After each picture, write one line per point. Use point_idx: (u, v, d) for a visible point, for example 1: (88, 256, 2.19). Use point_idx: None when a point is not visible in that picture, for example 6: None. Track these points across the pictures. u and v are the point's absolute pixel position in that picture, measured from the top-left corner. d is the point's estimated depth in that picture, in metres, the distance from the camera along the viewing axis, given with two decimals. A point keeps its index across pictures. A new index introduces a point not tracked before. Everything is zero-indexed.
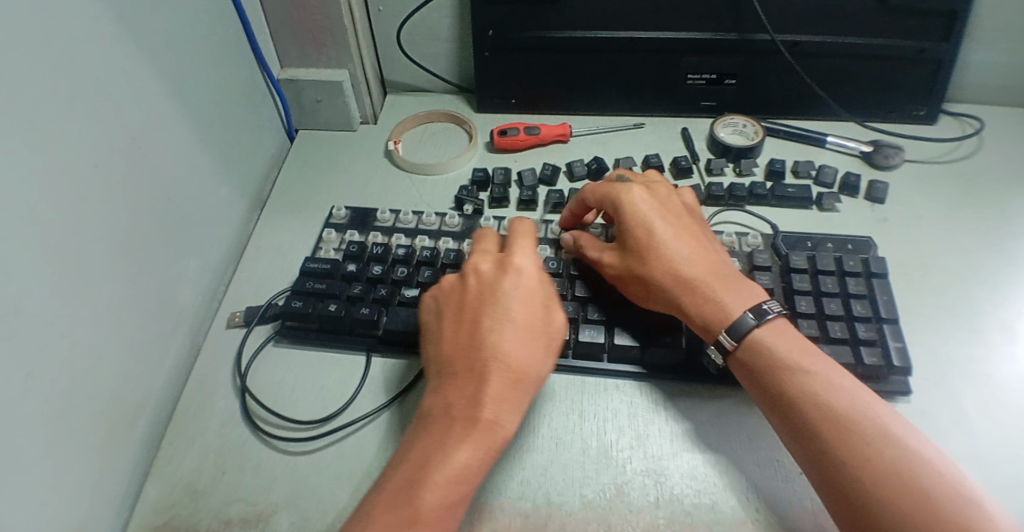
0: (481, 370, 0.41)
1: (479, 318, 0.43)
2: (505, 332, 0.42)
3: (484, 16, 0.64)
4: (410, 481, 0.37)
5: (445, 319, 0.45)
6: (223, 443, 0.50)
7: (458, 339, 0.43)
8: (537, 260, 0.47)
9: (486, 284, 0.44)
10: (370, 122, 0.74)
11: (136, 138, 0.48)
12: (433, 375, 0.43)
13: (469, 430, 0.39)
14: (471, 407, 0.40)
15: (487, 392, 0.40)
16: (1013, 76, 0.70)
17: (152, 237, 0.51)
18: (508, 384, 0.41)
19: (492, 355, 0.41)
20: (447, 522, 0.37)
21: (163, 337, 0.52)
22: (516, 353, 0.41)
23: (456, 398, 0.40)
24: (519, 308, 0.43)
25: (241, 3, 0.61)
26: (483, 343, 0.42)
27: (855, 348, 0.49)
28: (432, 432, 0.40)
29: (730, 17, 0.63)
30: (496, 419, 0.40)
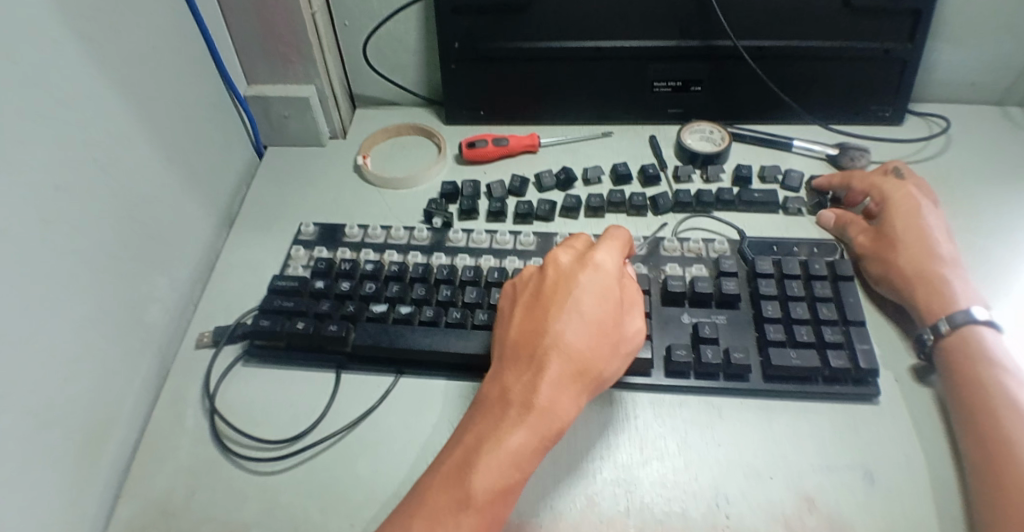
0: (544, 358, 0.40)
1: (550, 308, 0.42)
2: (570, 324, 0.41)
3: (449, 28, 0.65)
4: (464, 461, 0.37)
5: (518, 304, 0.44)
6: (195, 463, 0.49)
7: (526, 325, 0.42)
8: (618, 257, 0.45)
9: (563, 273, 0.43)
10: (340, 136, 0.75)
11: (99, 159, 0.48)
12: (496, 358, 0.43)
13: (525, 416, 0.38)
14: (527, 393, 0.39)
15: (546, 381, 0.39)
16: (977, 74, 0.71)
17: (119, 257, 0.50)
18: (569, 375, 0.40)
19: (554, 344, 0.40)
20: (498, 507, 0.37)
21: (130, 358, 0.51)
22: (580, 346, 0.40)
23: (514, 382, 0.40)
24: (593, 302, 0.42)
25: (204, 20, 0.61)
26: (547, 333, 0.41)
27: (821, 351, 0.49)
28: (487, 416, 0.39)
29: (694, 24, 0.63)
30: (553, 411, 0.39)
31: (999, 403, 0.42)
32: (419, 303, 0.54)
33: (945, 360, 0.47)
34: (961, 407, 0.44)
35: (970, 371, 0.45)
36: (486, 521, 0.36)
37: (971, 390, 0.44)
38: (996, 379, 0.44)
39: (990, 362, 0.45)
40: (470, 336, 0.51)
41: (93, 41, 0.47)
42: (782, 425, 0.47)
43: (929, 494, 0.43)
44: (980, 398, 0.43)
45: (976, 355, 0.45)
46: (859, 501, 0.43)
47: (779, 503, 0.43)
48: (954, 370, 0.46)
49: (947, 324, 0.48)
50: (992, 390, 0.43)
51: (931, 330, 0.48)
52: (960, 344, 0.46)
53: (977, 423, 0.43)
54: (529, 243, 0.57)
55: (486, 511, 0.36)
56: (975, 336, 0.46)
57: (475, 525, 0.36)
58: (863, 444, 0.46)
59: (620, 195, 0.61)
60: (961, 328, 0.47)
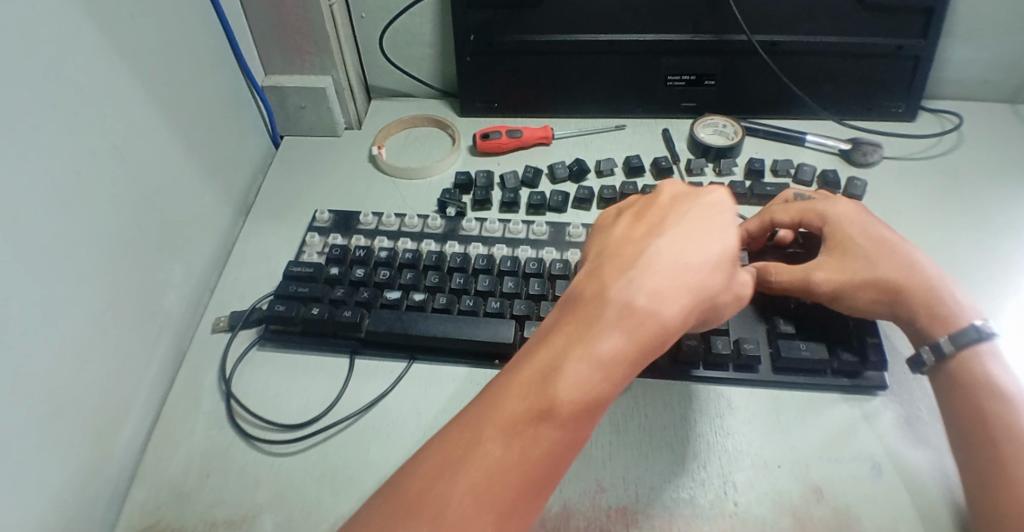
0: (650, 265, 0.36)
1: (647, 232, 0.38)
2: (665, 246, 0.37)
3: (464, 21, 0.65)
4: (530, 379, 0.34)
5: (621, 223, 0.41)
6: (209, 446, 0.50)
7: (630, 236, 0.39)
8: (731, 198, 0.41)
9: (675, 201, 0.41)
10: (355, 127, 0.75)
11: (119, 144, 0.49)
12: (588, 266, 0.39)
13: (623, 320, 0.34)
14: (628, 295, 0.35)
15: (651, 287, 0.35)
16: (993, 71, 0.71)
17: (137, 242, 0.52)
18: (677, 289, 0.35)
19: (664, 254, 0.36)
20: (579, 422, 0.33)
21: (147, 340, 0.53)
22: (676, 265, 0.36)
23: (613, 283, 0.36)
24: (694, 229, 0.38)
25: (223, 11, 0.62)
26: (637, 254, 0.37)
27: (831, 344, 0.49)
28: (579, 312, 0.35)
29: (708, 18, 0.64)
30: (654, 320, 0.34)
31: (1002, 433, 0.39)
32: (432, 290, 0.54)
33: (946, 384, 0.44)
34: (963, 433, 0.42)
35: (971, 397, 0.42)
36: (567, 433, 0.33)
37: (973, 417, 0.41)
38: (999, 408, 0.41)
39: (992, 386, 0.42)
40: (482, 323, 0.51)
41: (113, 30, 0.48)
42: (791, 416, 0.48)
43: (934, 487, 0.43)
44: (981, 425, 0.41)
45: (978, 379, 0.42)
46: (867, 491, 0.43)
47: (786, 493, 0.43)
48: (953, 395, 0.43)
49: (949, 344, 0.44)
50: (996, 421, 0.40)
51: (931, 350, 0.45)
52: (961, 369, 0.43)
53: (976, 452, 0.40)
54: (541, 233, 0.58)
55: (568, 421, 0.33)
56: (976, 358, 0.43)
57: (555, 437, 0.32)
58: (871, 437, 0.46)
59: (632, 187, 0.61)
60: (964, 349, 0.44)
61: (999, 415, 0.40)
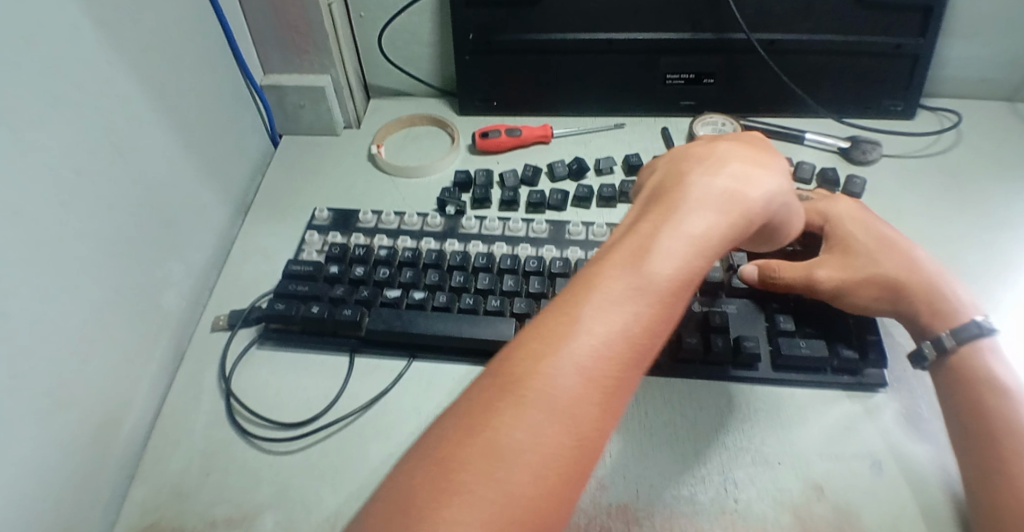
0: (727, 166, 0.36)
1: (711, 149, 0.39)
2: (736, 156, 0.38)
3: (463, 20, 0.65)
4: (625, 257, 0.32)
5: (677, 156, 0.41)
6: (209, 445, 0.50)
7: (699, 152, 0.39)
8: (770, 174, 0.38)
9: (729, 140, 0.41)
10: (354, 126, 0.75)
11: (118, 143, 0.49)
12: (657, 181, 0.38)
13: (713, 202, 0.34)
14: (715, 185, 0.35)
15: (735, 180, 0.35)
16: (991, 69, 0.71)
17: (136, 241, 0.51)
18: (754, 185, 0.36)
19: (737, 163, 0.37)
20: (677, 300, 0.31)
21: (147, 339, 0.53)
22: (731, 190, 0.35)
23: (695, 179, 0.35)
24: (754, 154, 0.39)
25: (222, 10, 0.62)
26: (656, 226, 0.33)
27: (832, 341, 0.49)
28: (665, 206, 0.34)
29: (707, 16, 0.64)
30: (745, 213, 0.34)
31: (1002, 428, 0.40)
32: (431, 289, 0.54)
33: (946, 379, 0.44)
34: (963, 428, 0.42)
35: (971, 390, 0.42)
36: (668, 305, 0.31)
37: (974, 411, 0.41)
38: (1001, 402, 0.41)
39: (992, 381, 0.42)
40: (482, 322, 0.51)
41: (111, 27, 0.48)
42: (792, 413, 0.48)
43: (935, 485, 0.43)
44: (981, 420, 0.41)
45: (979, 374, 0.43)
46: (868, 488, 0.43)
47: (787, 490, 0.43)
48: (953, 390, 0.43)
49: (951, 339, 0.44)
50: (997, 415, 0.40)
51: (933, 345, 0.45)
52: (962, 363, 0.44)
53: (977, 448, 0.40)
54: (541, 230, 0.58)
55: (669, 295, 0.31)
56: (976, 354, 0.43)
57: (654, 308, 0.30)
58: (871, 435, 0.46)
59: (632, 185, 0.61)
60: (965, 345, 0.44)
61: (999, 410, 0.40)
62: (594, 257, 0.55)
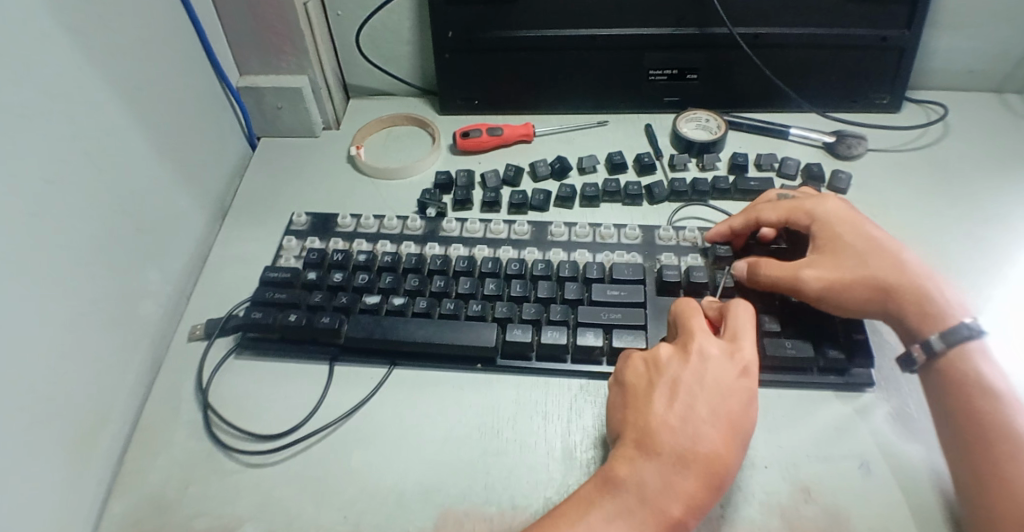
0: (686, 467, 0.37)
1: (683, 423, 0.39)
2: (704, 444, 0.38)
3: (443, 17, 0.64)
4: None
5: (655, 388, 0.41)
6: (188, 456, 0.49)
7: (669, 415, 0.39)
8: (731, 452, 0.38)
9: (714, 366, 0.41)
10: (333, 127, 0.74)
11: (91, 151, 0.48)
12: (624, 443, 0.40)
13: (653, 530, 0.36)
14: (664, 502, 0.37)
15: (683, 498, 0.37)
16: (979, 61, 0.70)
17: (111, 250, 0.50)
18: (708, 485, 0.37)
19: (700, 455, 0.37)
20: None
21: (123, 350, 0.51)
22: (678, 521, 0.36)
23: (651, 480, 0.37)
24: (727, 423, 0.39)
25: (195, 10, 0.60)
26: (711, 446, 0.38)
27: (817, 341, 0.48)
28: (616, 503, 0.37)
29: (690, 11, 0.62)
30: (683, 529, 0.37)
31: (996, 432, 0.39)
32: (412, 294, 0.53)
33: (938, 383, 0.43)
34: (956, 431, 0.41)
35: (964, 394, 0.41)
36: None
37: (968, 414, 0.40)
38: (995, 406, 0.40)
39: (985, 383, 0.41)
40: (464, 327, 0.50)
41: (81, 31, 0.46)
42: (778, 415, 0.47)
43: (921, 485, 0.43)
44: (973, 422, 0.40)
45: (971, 376, 0.42)
46: (855, 491, 0.43)
47: (774, 493, 0.43)
48: (945, 393, 0.42)
49: (940, 342, 0.43)
50: (992, 419, 0.39)
51: (922, 348, 0.44)
52: (953, 366, 0.43)
53: (970, 452, 0.39)
54: (523, 232, 0.57)
55: None
56: (967, 355, 0.42)
57: None
58: (858, 436, 0.46)
59: (615, 184, 0.61)
60: (955, 347, 0.43)
61: (992, 413, 0.40)
62: (576, 258, 0.55)
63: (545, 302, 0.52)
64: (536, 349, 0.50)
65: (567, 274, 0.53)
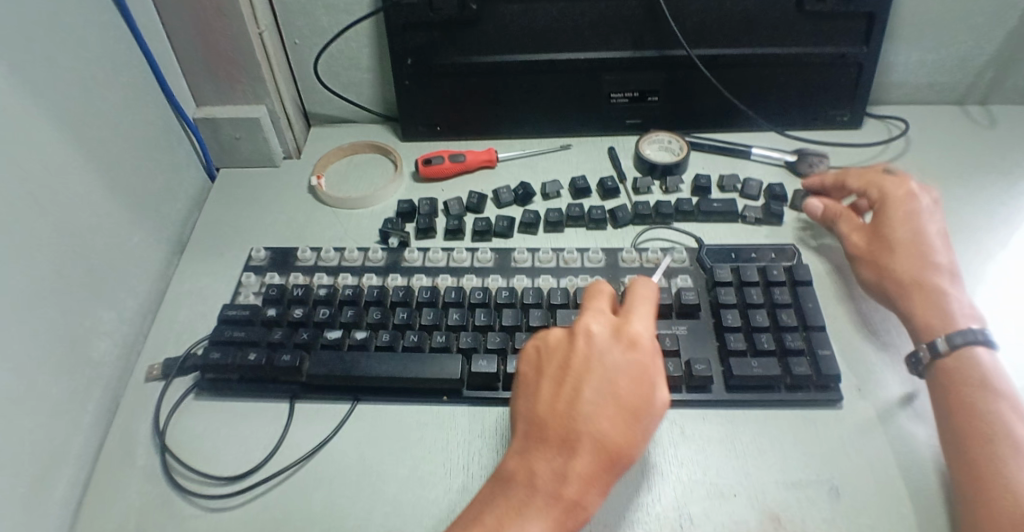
0: (574, 446, 0.37)
1: (569, 405, 0.39)
2: (591, 423, 0.38)
3: (400, 44, 0.63)
4: None
5: (545, 377, 0.41)
6: (144, 503, 0.46)
7: (556, 401, 0.39)
8: (623, 428, 0.38)
9: (598, 347, 0.41)
10: (294, 156, 0.73)
11: (34, 191, 0.46)
12: (521, 435, 0.40)
13: (550, 508, 0.36)
14: (556, 482, 0.37)
15: (575, 474, 0.37)
16: (937, 74, 0.71)
17: (60, 292, 0.48)
18: (602, 463, 0.37)
19: (587, 431, 0.37)
20: None
21: (77, 394, 0.49)
22: (573, 505, 0.36)
23: (542, 466, 0.37)
24: (613, 400, 0.38)
25: (146, 43, 0.59)
26: (601, 427, 0.38)
27: (783, 359, 0.49)
28: (510, 495, 0.37)
29: (648, 33, 0.63)
30: (580, 506, 0.37)
31: (995, 432, 0.39)
32: (374, 327, 0.52)
33: (940, 383, 0.44)
34: (954, 430, 0.41)
35: (963, 394, 0.42)
36: None
37: (968, 413, 0.41)
38: (994, 407, 0.40)
39: (988, 386, 0.42)
40: (428, 360, 0.49)
41: (22, 68, 0.45)
42: (745, 440, 0.47)
43: (891, 506, 0.42)
44: (971, 421, 0.40)
45: (974, 378, 0.42)
46: (824, 516, 0.42)
47: (743, 522, 0.42)
48: (949, 392, 0.43)
49: (944, 343, 0.44)
50: (992, 417, 0.40)
51: (927, 349, 0.45)
52: (954, 365, 0.43)
53: (969, 450, 0.39)
54: (486, 259, 0.56)
55: None
56: (973, 358, 0.43)
57: None
58: (826, 457, 0.45)
59: (578, 209, 0.60)
60: (959, 349, 0.44)
61: (991, 412, 0.40)
62: (540, 284, 0.54)
63: (510, 331, 0.51)
64: (503, 380, 0.49)
65: (531, 301, 0.52)
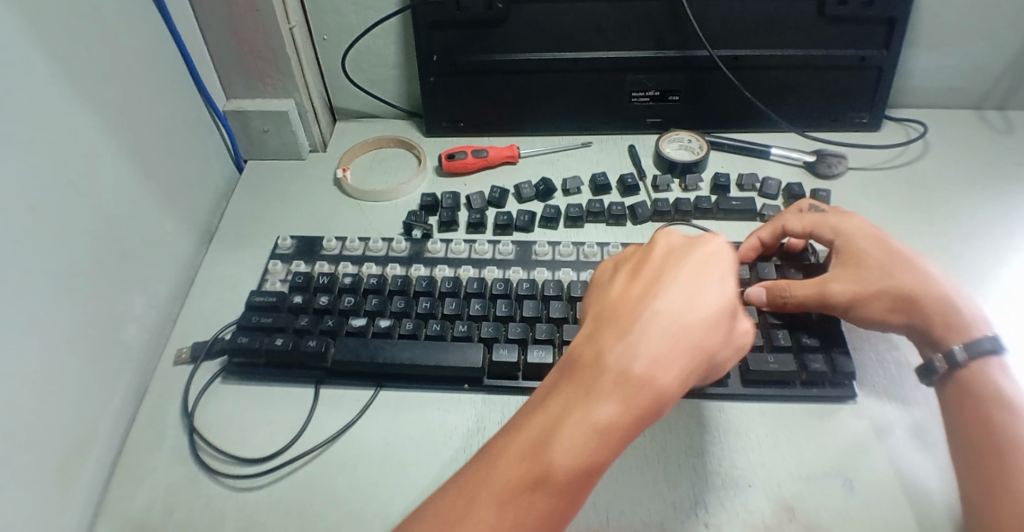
0: (648, 328, 0.34)
1: (641, 293, 0.36)
2: (664, 307, 0.34)
3: (426, 42, 0.65)
4: (525, 442, 0.33)
5: (618, 277, 0.39)
6: (172, 481, 0.48)
7: (628, 292, 0.36)
8: (700, 313, 0.34)
9: (677, 245, 0.38)
10: (320, 149, 0.75)
11: (75, 177, 0.48)
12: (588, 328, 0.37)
13: (619, 389, 0.32)
14: (626, 362, 0.33)
15: (648, 354, 0.33)
16: (957, 78, 0.71)
17: (97, 274, 0.50)
18: (680, 349, 0.33)
19: (662, 314, 0.34)
20: (578, 487, 0.32)
21: (110, 373, 0.51)
22: (645, 384, 0.32)
23: (612, 348, 0.34)
24: (689, 288, 0.35)
25: (181, 37, 0.61)
26: (678, 310, 0.34)
27: (799, 355, 0.49)
28: (576, 381, 0.34)
29: (670, 34, 0.64)
30: (653, 390, 0.32)
31: (1011, 445, 0.38)
32: (398, 316, 0.54)
33: (955, 394, 0.42)
34: (967, 442, 0.40)
35: (981, 411, 0.40)
36: (564, 489, 0.31)
37: (982, 427, 0.40)
38: (1009, 419, 0.39)
39: (1004, 397, 0.40)
40: (451, 347, 0.51)
41: (65, 57, 0.47)
42: (761, 433, 0.47)
43: (905, 500, 0.43)
44: (985, 434, 0.39)
45: (991, 390, 0.41)
46: (839, 508, 0.43)
47: (758, 512, 0.43)
48: (962, 403, 0.42)
49: (963, 352, 0.43)
50: (1009, 430, 0.38)
51: (944, 358, 0.44)
52: (975, 379, 0.42)
53: (982, 462, 0.38)
54: (508, 252, 0.57)
55: (551, 460, 0.31)
56: (991, 369, 0.42)
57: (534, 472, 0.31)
58: (842, 451, 0.46)
59: (598, 205, 0.61)
60: (978, 359, 0.42)
61: (1006, 425, 0.39)
62: (560, 277, 0.55)
63: (531, 321, 0.52)
64: (523, 368, 0.50)
65: (552, 293, 0.53)
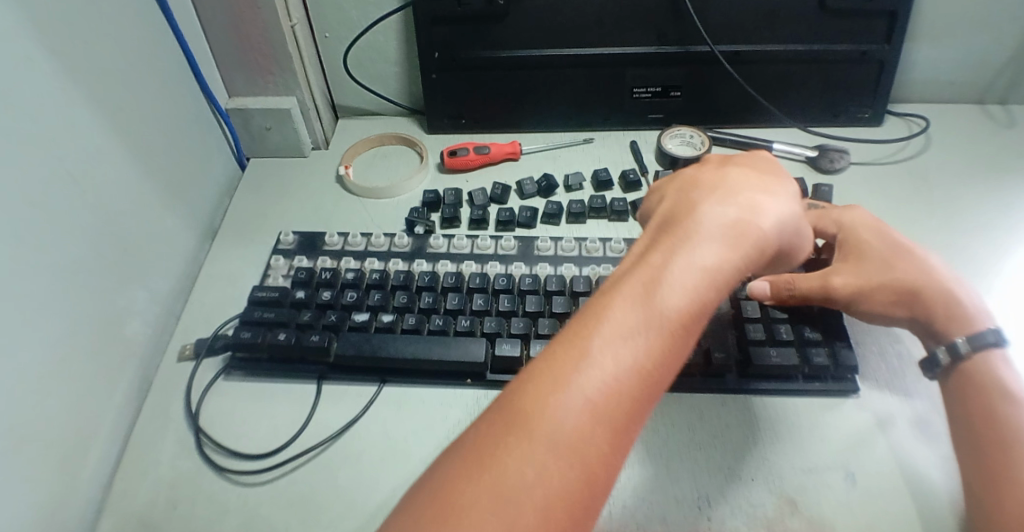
0: (735, 196, 0.35)
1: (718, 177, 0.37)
2: (746, 184, 0.36)
3: (427, 38, 0.65)
4: (631, 290, 0.30)
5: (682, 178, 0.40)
6: (176, 475, 0.48)
7: (703, 177, 0.38)
8: (779, 194, 0.36)
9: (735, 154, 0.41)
10: (322, 147, 0.75)
11: (78, 172, 0.48)
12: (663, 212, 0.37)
13: (721, 236, 0.32)
14: (722, 217, 0.33)
15: (742, 212, 0.34)
16: (959, 73, 0.71)
17: (100, 270, 0.50)
18: (768, 215, 0.35)
19: (745, 189, 0.36)
20: (691, 326, 0.30)
21: (114, 368, 0.51)
22: (745, 235, 0.33)
23: (705, 208, 0.34)
24: (760, 177, 0.37)
25: (183, 34, 0.62)
26: (759, 188, 0.36)
27: (801, 349, 0.49)
28: (673, 238, 0.33)
29: (671, 29, 0.64)
30: (752, 241, 0.33)
31: (1014, 438, 0.38)
32: (401, 311, 0.54)
33: (958, 386, 0.42)
34: (970, 435, 0.40)
35: (984, 404, 0.40)
36: (680, 325, 0.30)
37: (986, 419, 0.39)
38: (1013, 412, 0.39)
39: (1008, 389, 0.40)
40: (453, 342, 0.51)
41: (67, 53, 0.47)
42: (763, 428, 0.47)
43: (908, 494, 0.43)
44: (989, 427, 0.39)
45: (994, 383, 0.41)
46: (841, 502, 0.43)
47: (762, 507, 0.43)
48: (966, 396, 0.42)
49: (966, 345, 0.43)
50: (1012, 423, 0.38)
51: (947, 350, 0.44)
52: (978, 371, 0.42)
53: (986, 456, 0.38)
54: (510, 247, 0.58)
55: (665, 297, 0.30)
56: (995, 362, 0.42)
57: (651, 310, 0.29)
58: (845, 445, 0.46)
59: (600, 201, 0.61)
60: (982, 351, 0.42)
61: (1010, 418, 0.39)
62: (563, 272, 0.55)
63: (533, 316, 0.52)
64: (526, 363, 0.50)
65: (554, 287, 0.53)
